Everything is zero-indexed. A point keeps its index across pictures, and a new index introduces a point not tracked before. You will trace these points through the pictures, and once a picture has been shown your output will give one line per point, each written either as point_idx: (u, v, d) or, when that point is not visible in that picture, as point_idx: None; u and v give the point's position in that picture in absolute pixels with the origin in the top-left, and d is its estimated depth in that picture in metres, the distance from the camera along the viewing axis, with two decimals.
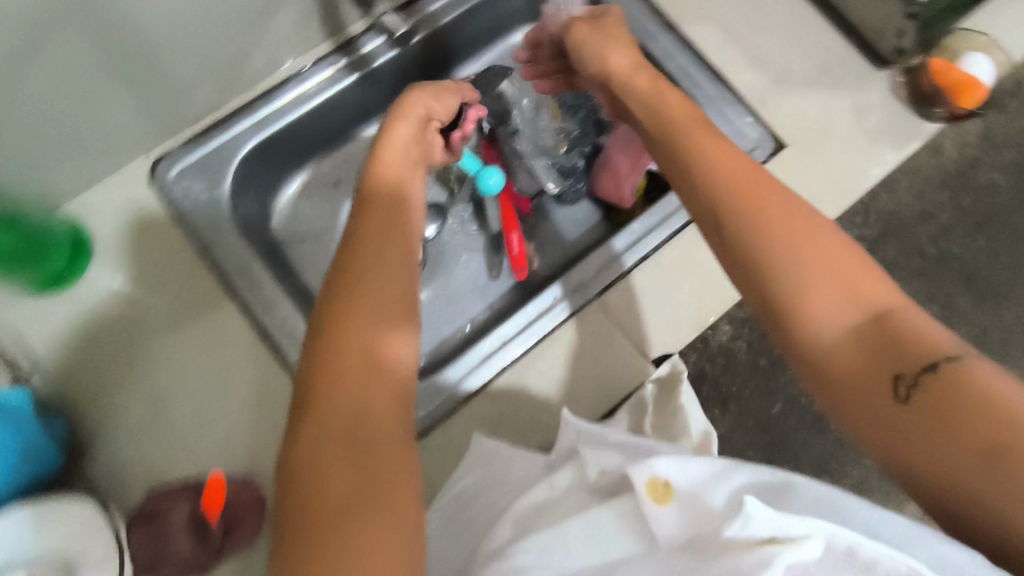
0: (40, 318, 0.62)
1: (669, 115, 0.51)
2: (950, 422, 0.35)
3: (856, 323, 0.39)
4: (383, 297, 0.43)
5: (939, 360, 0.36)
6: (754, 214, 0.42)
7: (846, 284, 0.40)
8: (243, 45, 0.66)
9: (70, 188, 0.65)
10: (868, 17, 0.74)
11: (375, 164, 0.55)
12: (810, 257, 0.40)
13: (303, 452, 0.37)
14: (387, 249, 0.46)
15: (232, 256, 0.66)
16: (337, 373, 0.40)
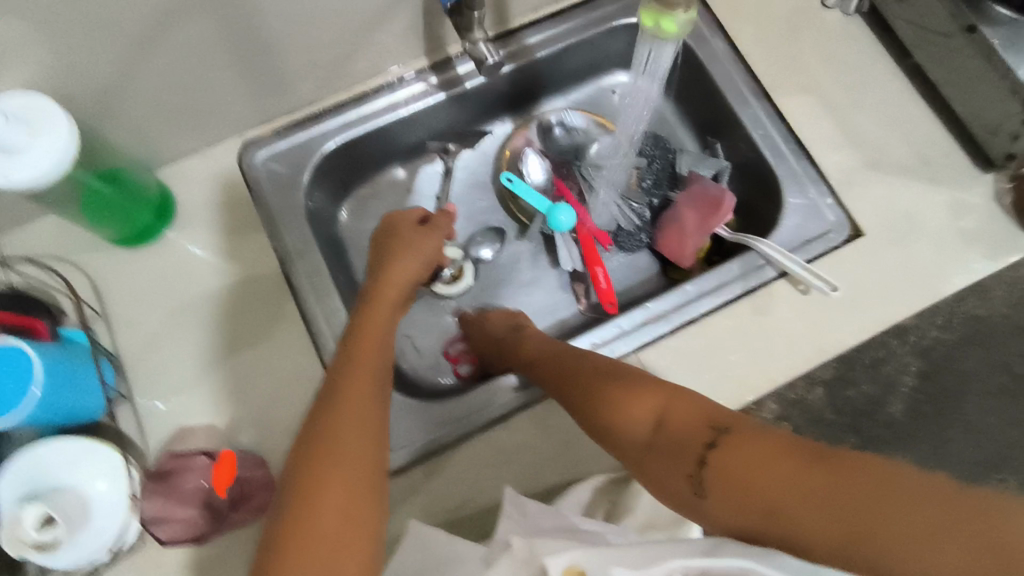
0: (115, 267, 0.67)
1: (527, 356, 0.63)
2: (744, 491, 0.40)
3: (652, 434, 0.47)
4: (339, 469, 0.45)
5: (715, 437, 0.43)
6: (584, 393, 0.54)
7: (629, 399, 0.50)
8: (345, 51, 0.70)
9: (169, 154, 0.70)
10: (981, 116, 0.69)
11: (369, 313, 0.57)
12: (612, 394, 0.52)
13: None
14: (351, 414, 0.48)
15: (296, 244, 0.70)
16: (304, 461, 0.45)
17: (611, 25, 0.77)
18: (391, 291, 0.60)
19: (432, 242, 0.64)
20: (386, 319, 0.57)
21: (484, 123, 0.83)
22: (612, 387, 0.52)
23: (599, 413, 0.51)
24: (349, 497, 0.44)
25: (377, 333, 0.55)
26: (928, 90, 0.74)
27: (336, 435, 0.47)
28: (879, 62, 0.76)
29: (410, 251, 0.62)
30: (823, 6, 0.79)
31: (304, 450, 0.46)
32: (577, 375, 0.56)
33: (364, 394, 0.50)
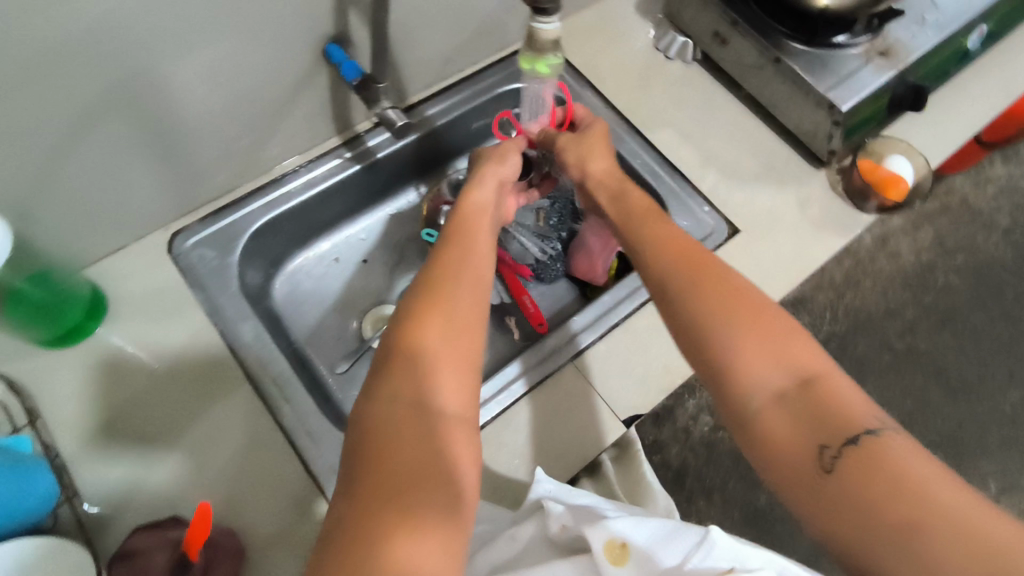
0: (44, 370, 0.66)
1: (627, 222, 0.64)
2: (867, 493, 0.40)
3: (789, 386, 0.46)
4: (423, 435, 0.48)
5: (859, 434, 0.43)
6: (696, 292, 0.52)
7: (777, 349, 0.48)
8: (261, 136, 0.76)
9: (93, 253, 0.72)
10: (802, 124, 0.86)
11: (448, 249, 0.62)
12: (722, 307, 0.50)
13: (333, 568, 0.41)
14: (456, 397, 0.51)
15: (236, 319, 0.72)
16: (406, 373, 0.51)
17: (497, 91, 0.89)
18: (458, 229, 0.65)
19: (487, 195, 0.71)
20: (459, 260, 0.61)
21: (398, 189, 0.91)
22: (730, 293, 0.51)
23: (706, 343, 0.50)
24: (447, 470, 0.47)
25: (462, 271, 0.60)
26: (759, 111, 0.91)
27: (439, 411, 0.49)
28: (719, 95, 0.92)
29: (480, 187, 0.71)
30: (666, 58, 0.95)
31: (390, 402, 0.49)
32: (687, 271, 0.54)
33: (445, 358, 0.53)
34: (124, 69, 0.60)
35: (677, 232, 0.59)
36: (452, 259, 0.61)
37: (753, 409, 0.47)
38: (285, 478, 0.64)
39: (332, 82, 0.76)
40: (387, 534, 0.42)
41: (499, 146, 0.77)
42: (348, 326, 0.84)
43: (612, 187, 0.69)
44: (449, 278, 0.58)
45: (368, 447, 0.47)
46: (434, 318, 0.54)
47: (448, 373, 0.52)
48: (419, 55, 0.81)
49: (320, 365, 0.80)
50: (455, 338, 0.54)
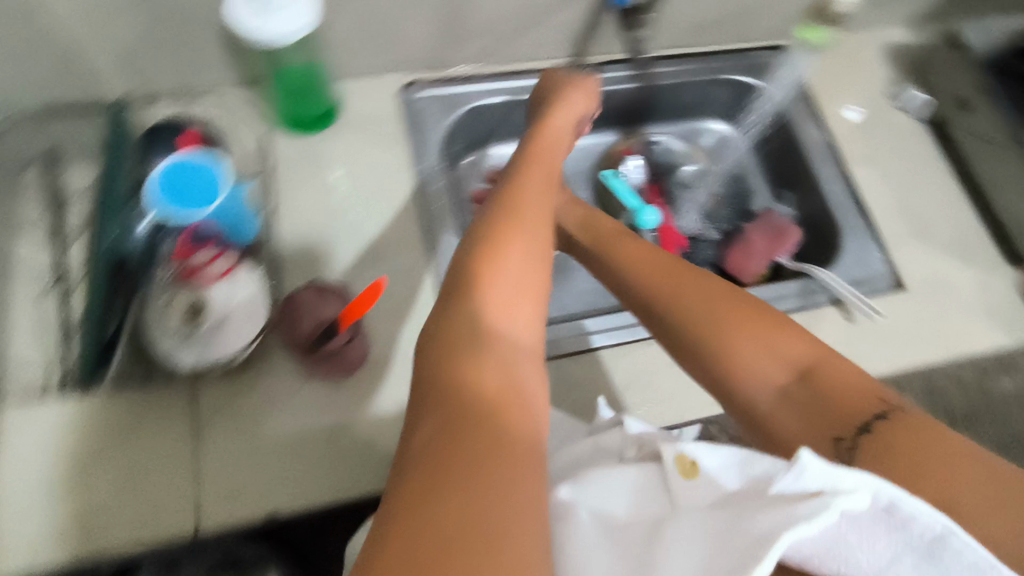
0: (274, 144, 0.77)
1: (600, 245, 0.67)
2: (899, 474, 0.44)
3: (793, 383, 0.51)
4: (479, 373, 0.40)
5: (871, 420, 0.47)
6: (660, 303, 0.58)
7: (768, 338, 0.53)
8: (515, 30, 0.83)
9: (344, 70, 0.82)
10: (1013, 213, 0.83)
11: (525, 166, 0.57)
12: (683, 303, 0.56)
13: (417, 478, 0.35)
14: (526, 330, 0.44)
15: (430, 171, 0.80)
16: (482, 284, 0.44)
17: (724, 75, 0.93)
18: (544, 151, 0.61)
19: (566, 122, 0.65)
20: (538, 183, 0.56)
21: (595, 128, 0.96)
22: (702, 292, 0.56)
23: (675, 326, 0.56)
24: (512, 404, 0.39)
25: (535, 192, 0.54)
26: (971, 190, 0.88)
27: (515, 332, 0.43)
28: (935, 161, 0.91)
29: (562, 106, 0.66)
30: (896, 107, 0.94)
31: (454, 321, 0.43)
32: (673, 281, 0.58)
33: (525, 279, 0.46)
34: None
35: (657, 255, 0.62)
36: (539, 174, 0.57)
37: (761, 408, 0.51)
38: (421, 311, 0.72)
39: (595, 5, 0.82)
40: (464, 459, 0.35)
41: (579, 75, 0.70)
42: None
43: (636, 250, 0.63)
44: (515, 212, 0.50)
45: (426, 381, 0.40)
46: (508, 250, 0.47)
47: (512, 310, 0.44)
48: (675, 13, 0.86)
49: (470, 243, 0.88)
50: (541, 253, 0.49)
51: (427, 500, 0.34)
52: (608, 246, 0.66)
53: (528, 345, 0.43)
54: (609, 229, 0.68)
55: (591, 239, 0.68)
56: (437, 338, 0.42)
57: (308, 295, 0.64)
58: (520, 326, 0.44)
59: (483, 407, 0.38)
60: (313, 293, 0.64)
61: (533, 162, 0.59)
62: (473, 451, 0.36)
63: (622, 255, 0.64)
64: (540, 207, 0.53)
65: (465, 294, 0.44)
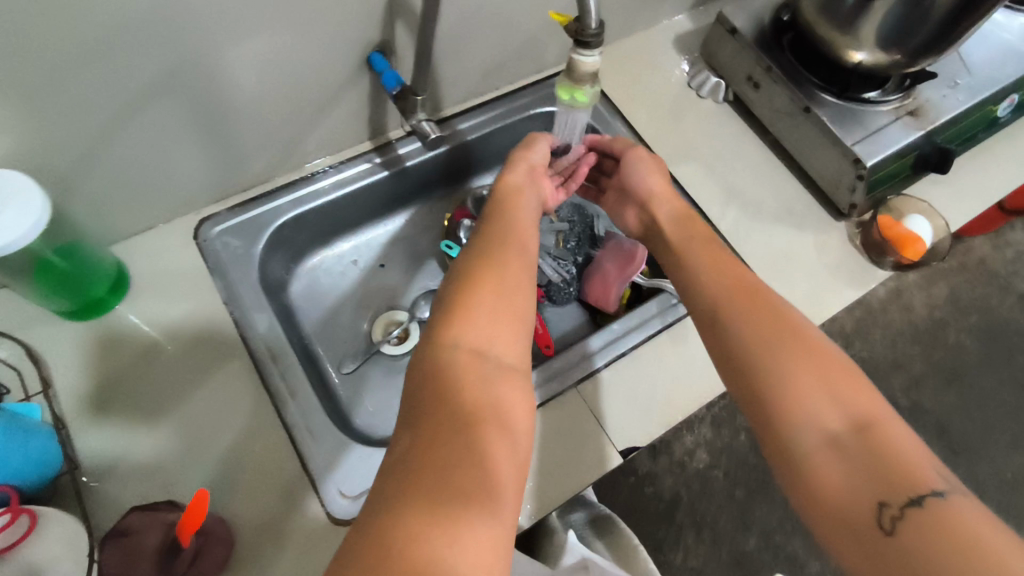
0: (65, 341, 0.68)
1: (682, 271, 0.65)
2: (926, 550, 0.42)
3: (846, 432, 0.48)
4: (460, 391, 0.48)
5: (925, 494, 0.44)
6: (780, 348, 0.54)
7: (838, 390, 0.50)
8: (297, 135, 0.78)
9: (122, 231, 0.74)
10: (826, 173, 0.86)
11: (496, 237, 0.62)
12: (808, 363, 0.52)
13: (389, 500, 0.41)
14: (510, 351, 0.52)
15: (253, 309, 0.73)
16: (459, 310, 0.53)
17: (529, 112, 0.91)
18: (516, 215, 0.66)
19: (520, 178, 0.72)
20: (500, 243, 0.61)
21: (423, 198, 0.93)
22: (812, 355, 0.53)
23: (753, 370, 0.54)
24: (484, 432, 0.46)
25: (515, 243, 0.61)
26: (785, 156, 0.92)
27: (494, 365, 0.50)
28: (746, 137, 0.93)
29: (516, 164, 0.73)
30: (697, 95, 0.96)
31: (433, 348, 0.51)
32: (765, 334, 0.55)
33: (502, 305, 0.54)
34: (177, 60, 0.62)
35: (749, 278, 0.61)
36: (505, 222, 0.64)
37: (802, 450, 0.49)
38: (284, 472, 0.65)
39: (370, 89, 0.78)
40: (425, 485, 0.41)
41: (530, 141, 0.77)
42: (360, 325, 0.86)
43: (767, 305, 0.58)
44: (491, 261, 0.58)
45: (411, 393, 0.49)
46: (478, 296, 0.54)
47: (494, 334, 0.52)
48: (457, 70, 0.83)
49: (328, 361, 0.82)
50: (512, 309, 0.54)
51: (390, 520, 0.39)
52: (684, 276, 0.65)
53: (519, 371, 0.52)
54: (707, 251, 0.66)
55: (676, 246, 0.69)
56: (432, 367, 0.49)
57: (115, 548, 0.55)
58: (512, 353, 0.52)
59: (445, 442, 0.44)
60: (118, 544, 0.56)
61: (496, 237, 0.62)
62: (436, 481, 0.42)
63: (706, 271, 0.63)
64: (521, 253, 0.60)
65: (444, 321, 0.52)
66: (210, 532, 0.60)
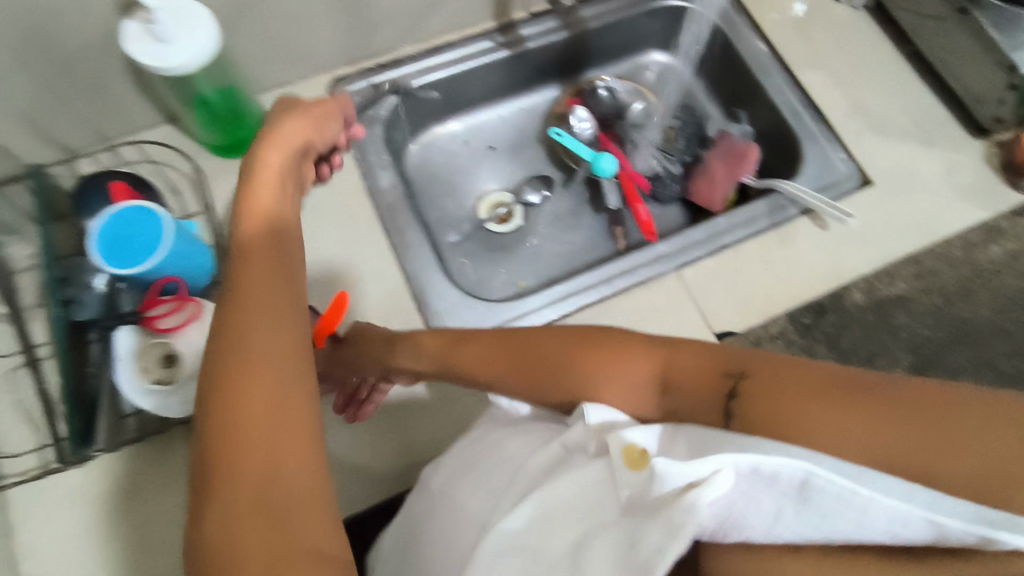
0: (214, 175, 0.75)
1: (455, 332, 0.59)
2: (771, 417, 0.38)
3: (659, 395, 0.46)
4: (280, 334, 0.41)
5: (737, 383, 0.41)
6: (546, 380, 0.50)
7: (625, 375, 0.47)
8: (431, 5, 0.80)
9: (266, 83, 0.79)
10: (973, 86, 0.81)
11: (247, 193, 0.51)
12: (555, 367, 0.50)
13: (222, 430, 0.36)
14: (278, 330, 0.41)
15: (377, 167, 0.79)
16: (222, 335, 0.40)
17: (652, 6, 0.90)
18: (274, 159, 0.55)
19: (295, 130, 0.58)
20: (269, 196, 0.52)
21: (537, 86, 0.94)
22: (575, 343, 0.50)
23: (540, 387, 0.51)
24: (235, 340, 0.40)
25: (273, 172, 0.54)
26: (924, 69, 0.87)
27: (216, 353, 0.39)
28: (881, 47, 0.88)
29: (291, 121, 0.58)
30: (833, 1, 0.92)
31: (240, 253, 0.46)
32: (550, 366, 0.50)
33: (257, 291, 0.43)
34: None
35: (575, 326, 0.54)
36: (262, 186, 0.52)
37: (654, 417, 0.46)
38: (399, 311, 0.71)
39: None
40: (243, 416, 0.37)
41: (307, 104, 0.61)
42: (467, 201, 0.90)
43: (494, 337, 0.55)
44: (254, 232, 0.48)
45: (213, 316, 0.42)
46: (250, 261, 0.45)
47: (268, 325, 0.41)
48: None
49: (436, 229, 0.87)
50: (284, 248, 0.49)
51: (223, 431, 0.36)
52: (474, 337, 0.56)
53: (276, 348, 0.40)
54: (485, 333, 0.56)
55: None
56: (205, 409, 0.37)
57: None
58: (269, 324, 0.41)
59: (275, 387, 0.38)
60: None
61: (259, 171, 0.53)
62: (260, 428, 0.36)
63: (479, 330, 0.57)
64: (268, 182, 0.53)
65: (208, 357, 0.40)
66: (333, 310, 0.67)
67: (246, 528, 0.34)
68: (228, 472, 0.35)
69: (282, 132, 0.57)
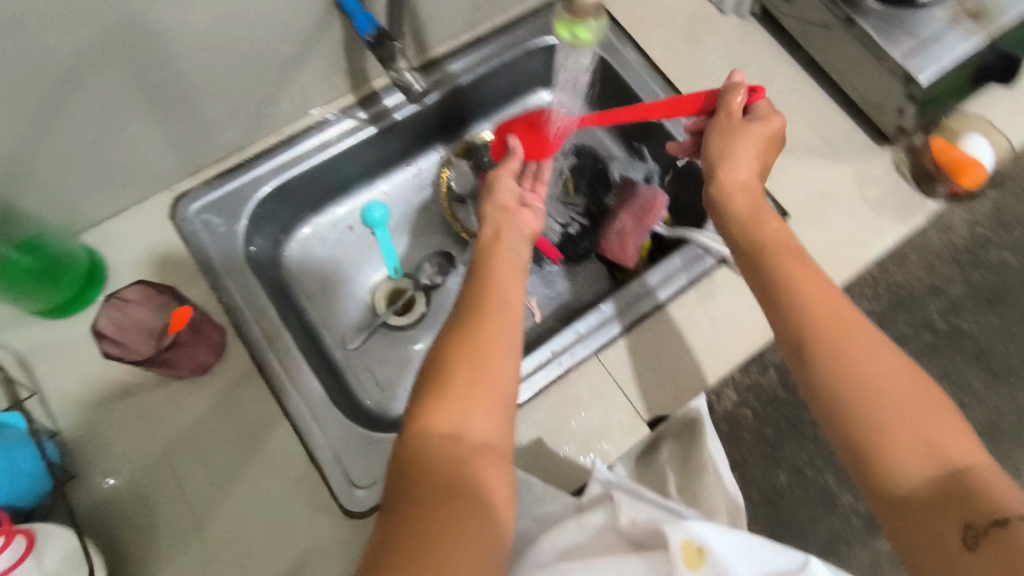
0: (45, 342, 0.63)
1: (757, 272, 0.53)
2: (978, 493, 0.41)
3: (939, 473, 0.42)
4: (499, 330, 0.50)
5: (1010, 518, 0.40)
6: (847, 377, 0.46)
7: (930, 434, 0.44)
8: (270, 93, 0.69)
9: (90, 217, 0.67)
10: (871, 95, 0.76)
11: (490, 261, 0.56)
12: (892, 397, 0.45)
13: (446, 368, 0.48)
14: (478, 421, 0.46)
15: (239, 294, 0.67)
16: (437, 392, 0.47)
17: (527, 46, 0.80)
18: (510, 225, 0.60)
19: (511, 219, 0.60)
20: (505, 257, 0.57)
21: (420, 151, 0.84)
22: (904, 394, 0.45)
23: (846, 415, 0.45)
24: (494, 312, 0.51)
25: (510, 261, 0.56)
26: (822, 77, 0.81)
27: (461, 446, 0.45)
28: (776, 58, 0.82)
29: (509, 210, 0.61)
30: (718, 12, 0.85)
31: (471, 313, 0.51)
32: (860, 367, 0.46)
33: (482, 358, 0.48)
34: (107, 22, 0.53)
35: (827, 293, 0.50)
36: (501, 256, 0.57)
37: (896, 490, 0.43)
38: (292, 463, 0.61)
39: (343, 35, 0.68)
40: (454, 381, 0.47)
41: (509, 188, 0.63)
42: (362, 296, 0.80)
43: (832, 323, 0.48)
44: (488, 308, 0.51)
45: (466, 289, 0.54)
46: (484, 329, 0.50)
47: (475, 410, 0.47)
48: (442, 1, 0.73)
49: (331, 339, 0.77)
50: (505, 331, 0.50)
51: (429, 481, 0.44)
52: (786, 286, 0.50)
53: (494, 449, 0.47)
54: (812, 278, 0.51)
55: (738, 233, 0.55)
56: (411, 436, 0.46)
57: (110, 311, 0.58)
58: (485, 432, 0.46)
59: (471, 391, 0.47)
60: (117, 310, 0.58)
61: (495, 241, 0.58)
62: (459, 399, 0.47)
63: (810, 283, 0.50)
64: (513, 302, 0.53)
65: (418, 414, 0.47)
66: (201, 330, 0.61)
67: (433, 470, 0.44)
68: (436, 420, 0.46)
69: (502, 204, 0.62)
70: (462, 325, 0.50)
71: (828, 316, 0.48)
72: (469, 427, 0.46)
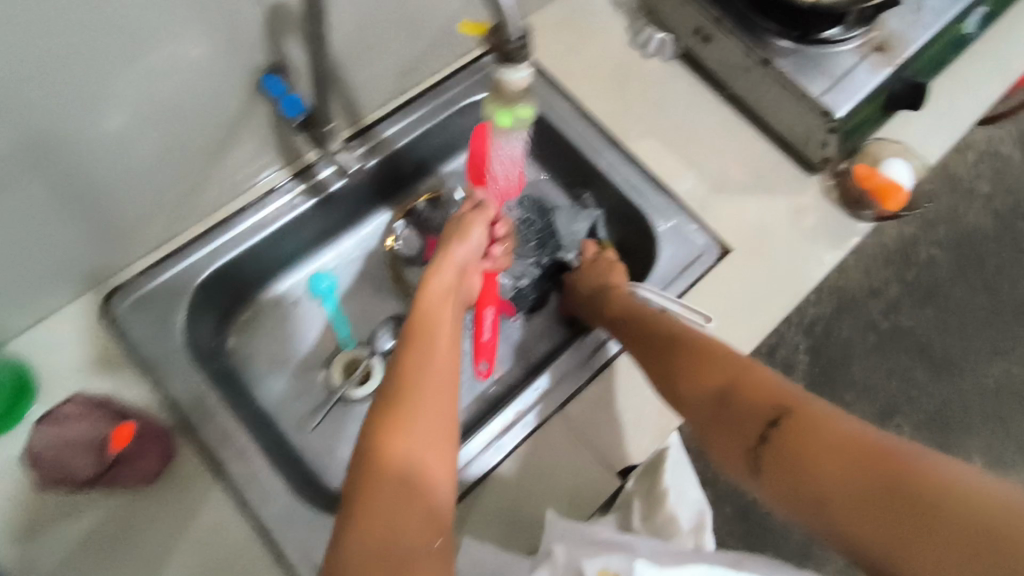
0: None
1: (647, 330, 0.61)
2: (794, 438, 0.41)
3: (759, 437, 0.43)
4: (436, 411, 0.45)
5: (842, 450, 0.38)
6: (703, 387, 0.50)
7: (754, 399, 0.45)
8: (198, 180, 0.67)
9: (12, 328, 0.63)
10: (793, 129, 0.79)
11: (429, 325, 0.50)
12: (729, 389, 0.48)
13: (373, 469, 0.42)
14: (419, 535, 0.41)
15: (183, 391, 0.64)
16: (365, 505, 0.41)
17: (461, 105, 0.80)
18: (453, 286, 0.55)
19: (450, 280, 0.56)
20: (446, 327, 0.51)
21: (363, 216, 0.83)
22: (743, 380, 0.47)
23: (704, 414, 0.49)
24: (428, 397, 0.46)
25: (445, 327, 0.51)
26: (747, 114, 0.84)
27: (400, 564, 0.40)
28: (702, 98, 0.85)
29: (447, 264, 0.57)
30: (643, 56, 0.87)
31: (403, 398, 0.45)
32: (708, 374, 0.50)
33: (422, 456, 0.44)
34: (16, 134, 0.51)
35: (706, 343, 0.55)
36: (442, 329, 0.51)
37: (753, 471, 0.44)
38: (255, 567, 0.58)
39: (271, 115, 0.67)
40: (384, 482, 0.42)
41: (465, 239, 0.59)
42: (316, 371, 0.77)
43: (688, 350, 0.54)
44: (418, 387, 0.46)
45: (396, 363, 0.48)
46: (417, 418, 0.45)
47: (412, 520, 0.41)
48: (371, 72, 0.73)
49: (288, 422, 0.74)
50: (442, 416, 0.46)
51: None
52: (662, 344, 0.58)
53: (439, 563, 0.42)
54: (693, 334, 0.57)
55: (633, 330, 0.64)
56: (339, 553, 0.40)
57: (47, 429, 0.57)
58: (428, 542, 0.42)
59: (406, 497, 0.42)
60: (53, 427, 0.57)
61: (434, 308, 0.52)
62: (393, 500, 0.42)
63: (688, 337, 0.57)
64: (449, 381, 0.48)
65: (348, 528, 0.41)
66: (144, 438, 0.59)
67: None
68: (366, 521, 0.41)
69: (451, 258, 0.57)
70: (391, 411, 0.45)
71: (685, 351, 0.55)
72: (403, 532, 0.41)
